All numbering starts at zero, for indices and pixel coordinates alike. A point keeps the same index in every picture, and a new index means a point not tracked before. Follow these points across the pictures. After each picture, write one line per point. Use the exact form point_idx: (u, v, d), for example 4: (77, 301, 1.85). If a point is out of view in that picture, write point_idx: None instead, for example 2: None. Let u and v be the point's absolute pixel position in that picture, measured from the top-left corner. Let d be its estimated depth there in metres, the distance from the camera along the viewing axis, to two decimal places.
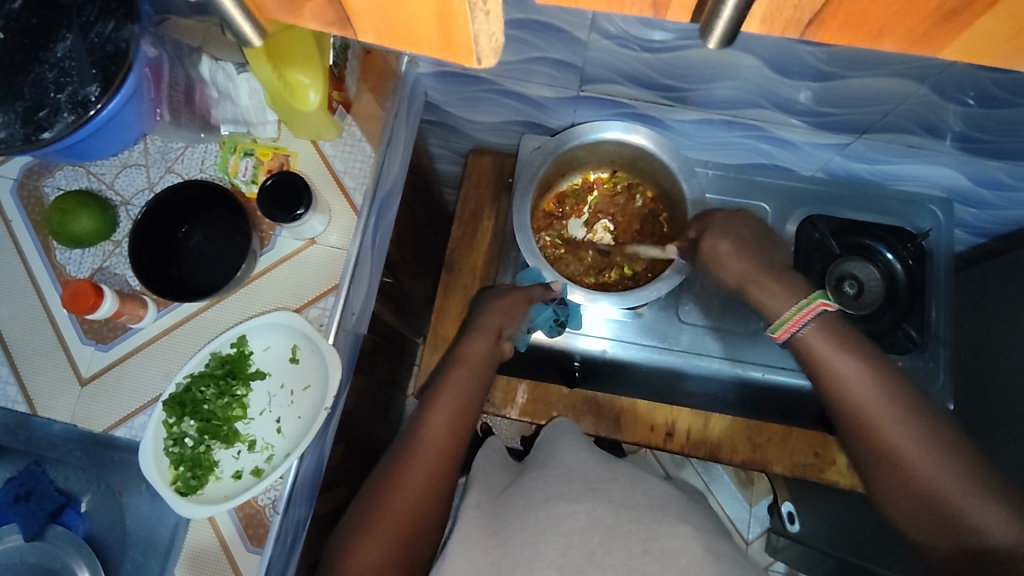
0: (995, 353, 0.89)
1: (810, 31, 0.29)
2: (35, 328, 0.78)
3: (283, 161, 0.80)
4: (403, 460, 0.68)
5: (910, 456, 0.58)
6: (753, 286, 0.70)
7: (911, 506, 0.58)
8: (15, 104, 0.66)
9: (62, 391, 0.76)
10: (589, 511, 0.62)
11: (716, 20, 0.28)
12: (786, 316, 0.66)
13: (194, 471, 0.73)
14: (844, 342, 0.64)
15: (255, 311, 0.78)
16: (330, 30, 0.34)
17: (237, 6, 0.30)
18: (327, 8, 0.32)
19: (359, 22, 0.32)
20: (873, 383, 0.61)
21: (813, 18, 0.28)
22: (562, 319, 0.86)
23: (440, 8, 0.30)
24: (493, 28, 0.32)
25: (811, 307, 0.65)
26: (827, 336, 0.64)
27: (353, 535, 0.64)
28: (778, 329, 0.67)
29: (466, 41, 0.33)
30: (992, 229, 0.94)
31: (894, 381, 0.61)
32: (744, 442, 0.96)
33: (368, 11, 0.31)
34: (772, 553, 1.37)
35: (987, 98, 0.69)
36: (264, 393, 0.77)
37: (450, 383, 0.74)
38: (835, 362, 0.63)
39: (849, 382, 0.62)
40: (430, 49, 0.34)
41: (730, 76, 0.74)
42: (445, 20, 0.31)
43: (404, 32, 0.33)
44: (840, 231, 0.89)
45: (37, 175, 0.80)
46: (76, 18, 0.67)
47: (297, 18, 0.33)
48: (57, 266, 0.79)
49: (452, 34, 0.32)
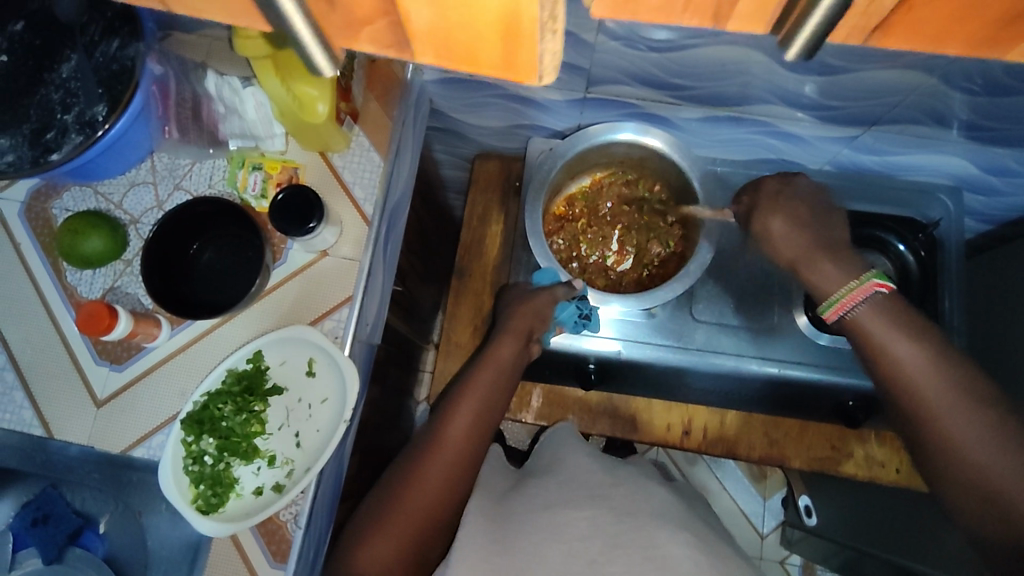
0: (1006, 339, 0.90)
1: (874, 38, 0.28)
2: (47, 351, 0.77)
3: (291, 173, 0.80)
4: (420, 460, 0.68)
5: (964, 441, 0.57)
6: (806, 263, 0.68)
7: (976, 506, 0.57)
8: (21, 127, 0.65)
9: (78, 413, 0.76)
10: (590, 519, 0.63)
11: (806, 20, 0.26)
12: (837, 295, 0.64)
13: (214, 489, 0.73)
14: (902, 327, 0.61)
15: (270, 325, 0.77)
16: (386, 53, 0.31)
17: (304, 22, 0.27)
18: (386, 32, 0.29)
19: (416, 44, 0.30)
20: (929, 367, 0.59)
21: (879, 26, 0.27)
22: (587, 314, 0.83)
23: (507, 28, 0.28)
24: (558, 47, 0.29)
25: (866, 285, 0.63)
26: (879, 317, 0.62)
27: (366, 531, 0.65)
28: (829, 308, 0.65)
29: (530, 62, 0.30)
30: (998, 216, 0.95)
31: (947, 362, 0.59)
32: (761, 439, 0.97)
33: (426, 29, 0.28)
34: (787, 546, 1.38)
35: (994, 85, 0.69)
36: (282, 408, 0.77)
37: (473, 385, 0.74)
38: (888, 345, 0.61)
39: (902, 363, 0.60)
40: (491, 70, 0.31)
41: (738, 74, 0.74)
42: (511, 41, 0.28)
43: (464, 51, 0.30)
44: (851, 223, 0.88)
45: (45, 197, 0.80)
46: (80, 38, 0.67)
47: (351, 41, 0.30)
48: (68, 287, 0.78)
49: (515, 53, 0.29)
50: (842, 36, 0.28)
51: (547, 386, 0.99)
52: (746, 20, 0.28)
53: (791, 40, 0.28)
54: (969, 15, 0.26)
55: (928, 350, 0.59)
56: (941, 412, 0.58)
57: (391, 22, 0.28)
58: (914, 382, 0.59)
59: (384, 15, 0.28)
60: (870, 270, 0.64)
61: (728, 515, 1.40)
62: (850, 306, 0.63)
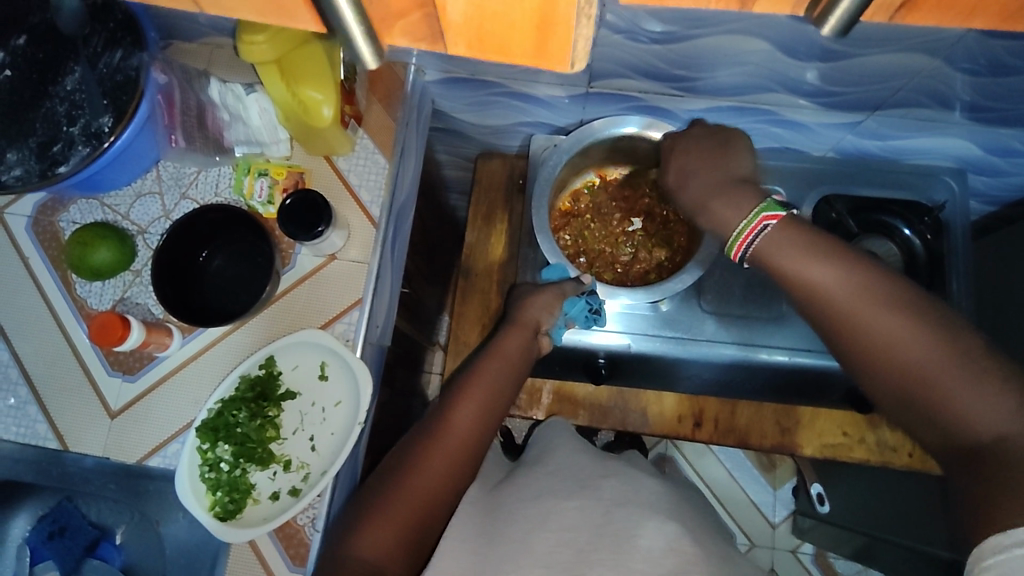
0: (1013, 319, 0.90)
1: (898, 15, 0.31)
2: (59, 364, 0.77)
3: (297, 178, 0.80)
4: (421, 446, 0.67)
5: (892, 349, 0.55)
6: (715, 208, 0.68)
7: (911, 412, 0.55)
8: (28, 140, 0.65)
9: (92, 426, 0.76)
10: (579, 509, 0.64)
11: (835, 8, 0.30)
12: (734, 236, 0.65)
13: (231, 495, 0.73)
14: (807, 242, 0.60)
15: (283, 330, 0.77)
16: (419, 46, 0.35)
17: (361, 24, 0.31)
18: (420, 24, 0.33)
19: (450, 34, 0.34)
20: (836, 272, 0.58)
21: (902, 4, 0.30)
22: (597, 307, 0.83)
23: (541, 20, 0.32)
24: (590, 32, 0.33)
25: (758, 220, 0.63)
26: (783, 238, 0.61)
27: (364, 517, 0.62)
28: (733, 249, 0.65)
29: (560, 49, 0.34)
30: (1002, 197, 0.95)
31: (853, 267, 0.58)
32: (773, 427, 0.96)
33: (459, 23, 0.33)
34: (799, 535, 1.37)
35: (997, 65, 0.69)
36: (296, 412, 0.76)
37: (481, 376, 0.74)
38: (800, 270, 0.59)
39: (807, 276, 0.59)
40: (521, 58, 0.36)
41: (738, 63, 0.74)
42: (544, 30, 0.33)
43: (496, 45, 0.35)
44: (857, 210, 0.89)
45: (51, 210, 0.80)
46: (84, 50, 0.67)
47: (385, 37, 0.34)
48: (78, 300, 0.78)
49: (547, 43, 0.34)
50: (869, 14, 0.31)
51: (557, 383, 0.98)
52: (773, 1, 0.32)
53: (828, 15, 0.31)
54: None
55: (833, 262, 0.58)
56: (858, 315, 0.56)
57: (426, 15, 0.32)
58: (826, 293, 0.58)
59: (420, 7, 0.32)
60: (763, 201, 0.64)
61: (738, 506, 1.40)
62: (745, 245, 0.64)
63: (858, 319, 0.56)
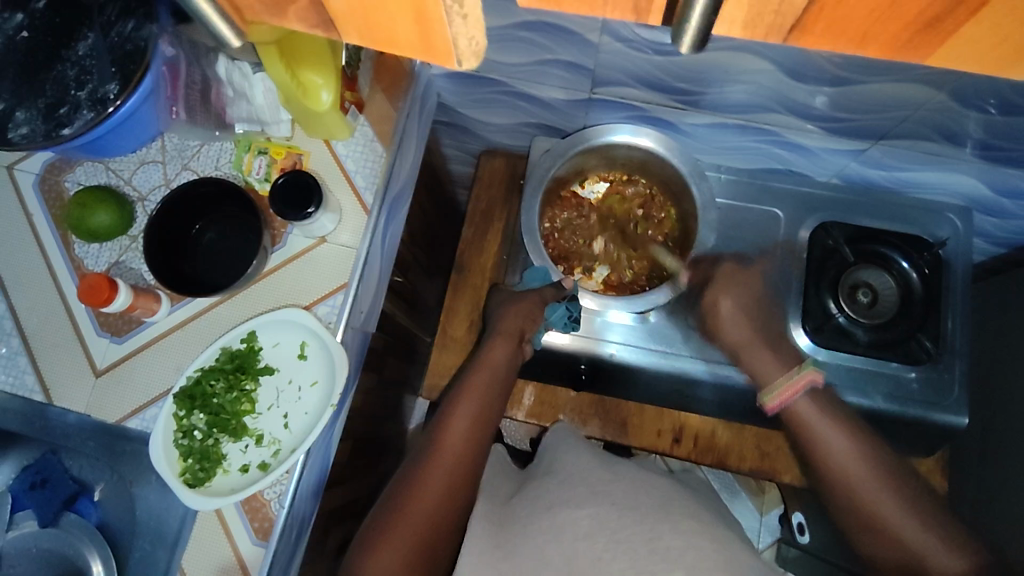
0: (1015, 365, 0.88)
1: (794, 37, 0.32)
2: (53, 320, 0.79)
3: (295, 160, 0.82)
4: (420, 467, 0.67)
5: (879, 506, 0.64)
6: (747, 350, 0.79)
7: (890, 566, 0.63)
8: (36, 101, 0.65)
9: (76, 381, 0.78)
10: (592, 517, 0.62)
11: (686, 24, 0.30)
12: (778, 387, 0.74)
13: (202, 463, 0.74)
14: (834, 418, 0.70)
15: (267, 306, 0.79)
16: (315, 31, 0.38)
17: (216, 10, 0.35)
18: (311, 11, 0.35)
19: (341, 23, 0.36)
20: (849, 445, 0.68)
21: (795, 24, 0.31)
22: (576, 316, 0.85)
23: (419, 12, 0.34)
24: (467, 32, 0.36)
25: (802, 377, 0.73)
26: (810, 400, 0.72)
27: (368, 543, 0.63)
28: (770, 399, 0.74)
29: (445, 44, 0.37)
30: (1013, 240, 0.92)
31: (880, 454, 0.67)
32: (753, 450, 0.96)
33: (349, 15, 0.35)
34: (782, 563, 1.36)
35: (1009, 106, 0.68)
36: (272, 389, 0.78)
37: (470, 388, 0.74)
38: (820, 428, 0.69)
39: (830, 451, 0.68)
40: (412, 52, 0.38)
41: (744, 80, 0.73)
42: (425, 25, 0.35)
43: (386, 35, 0.37)
44: (855, 238, 0.87)
45: (58, 170, 0.82)
46: (98, 17, 0.66)
47: (284, 19, 0.37)
48: (75, 259, 0.80)
49: (430, 35, 0.36)
50: (766, 34, 0.32)
51: (539, 385, 0.99)
52: (641, 11, 0.33)
53: (679, 31, 0.31)
54: (880, 18, 0.30)
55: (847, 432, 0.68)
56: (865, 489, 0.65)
57: (313, 3, 0.35)
58: (834, 457, 0.67)
59: None
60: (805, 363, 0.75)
61: None
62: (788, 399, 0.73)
63: (860, 489, 0.65)
